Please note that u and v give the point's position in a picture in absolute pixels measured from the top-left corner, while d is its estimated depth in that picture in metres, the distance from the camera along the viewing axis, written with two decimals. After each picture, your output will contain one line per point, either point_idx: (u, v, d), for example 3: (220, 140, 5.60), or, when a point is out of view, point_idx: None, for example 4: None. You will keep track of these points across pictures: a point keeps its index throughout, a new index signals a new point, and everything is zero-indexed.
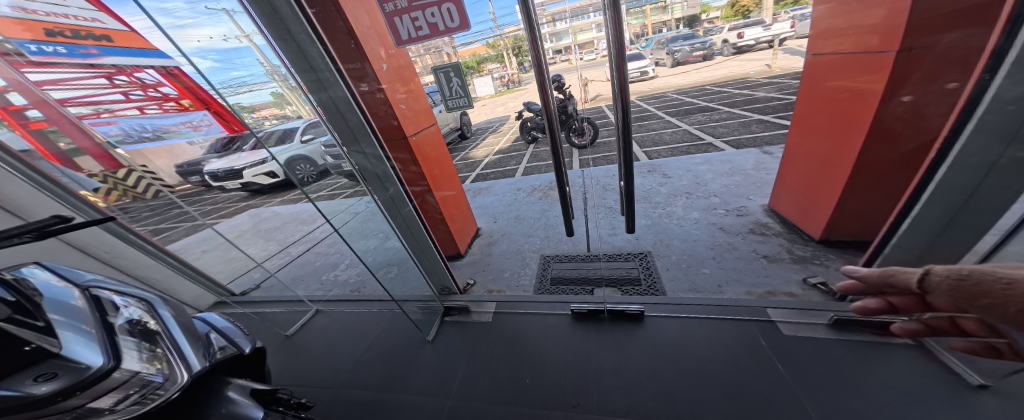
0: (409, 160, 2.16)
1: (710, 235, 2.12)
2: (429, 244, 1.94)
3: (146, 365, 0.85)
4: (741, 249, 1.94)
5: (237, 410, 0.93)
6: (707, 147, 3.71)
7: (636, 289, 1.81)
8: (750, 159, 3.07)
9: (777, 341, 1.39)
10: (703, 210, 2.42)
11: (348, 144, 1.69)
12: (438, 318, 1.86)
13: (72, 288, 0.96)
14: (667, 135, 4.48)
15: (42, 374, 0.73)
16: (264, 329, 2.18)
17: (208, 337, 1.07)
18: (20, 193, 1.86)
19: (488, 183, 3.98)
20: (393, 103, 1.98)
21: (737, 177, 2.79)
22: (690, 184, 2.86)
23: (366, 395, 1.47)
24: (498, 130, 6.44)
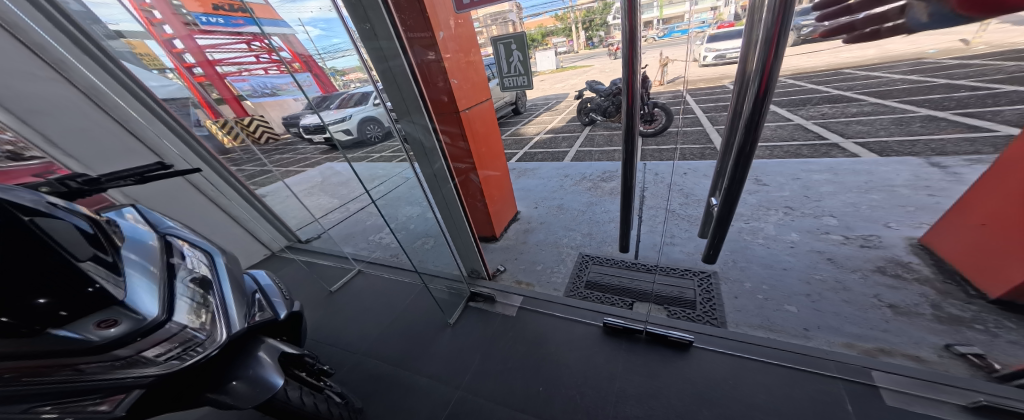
0: (458, 135, 2.09)
1: (810, 266, 1.69)
2: (465, 227, 1.87)
3: (192, 318, 0.98)
4: (854, 291, 1.50)
5: (260, 374, 1.00)
6: (829, 150, 3.00)
7: (687, 313, 1.54)
8: (902, 172, 2.36)
9: (876, 415, 1.05)
10: (806, 232, 1.96)
11: (400, 115, 1.66)
12: (461, 302, 1.85)
13: (151, 233, 1.18)
14: (766, 132, 3.72)
15: (102, 322, 0.85)
16: (314, 282, 2.45)
17: (252, 298, 1.22)
18: (154, 135, 2.30)
19: (535, 164, 3.81)
20: (450, 76, 1.89)
21: (875, 194, 2.17)
22: (793, 197, 2.32)
23: (384, 368, 1.54)
24: (553, 108, 6.08)
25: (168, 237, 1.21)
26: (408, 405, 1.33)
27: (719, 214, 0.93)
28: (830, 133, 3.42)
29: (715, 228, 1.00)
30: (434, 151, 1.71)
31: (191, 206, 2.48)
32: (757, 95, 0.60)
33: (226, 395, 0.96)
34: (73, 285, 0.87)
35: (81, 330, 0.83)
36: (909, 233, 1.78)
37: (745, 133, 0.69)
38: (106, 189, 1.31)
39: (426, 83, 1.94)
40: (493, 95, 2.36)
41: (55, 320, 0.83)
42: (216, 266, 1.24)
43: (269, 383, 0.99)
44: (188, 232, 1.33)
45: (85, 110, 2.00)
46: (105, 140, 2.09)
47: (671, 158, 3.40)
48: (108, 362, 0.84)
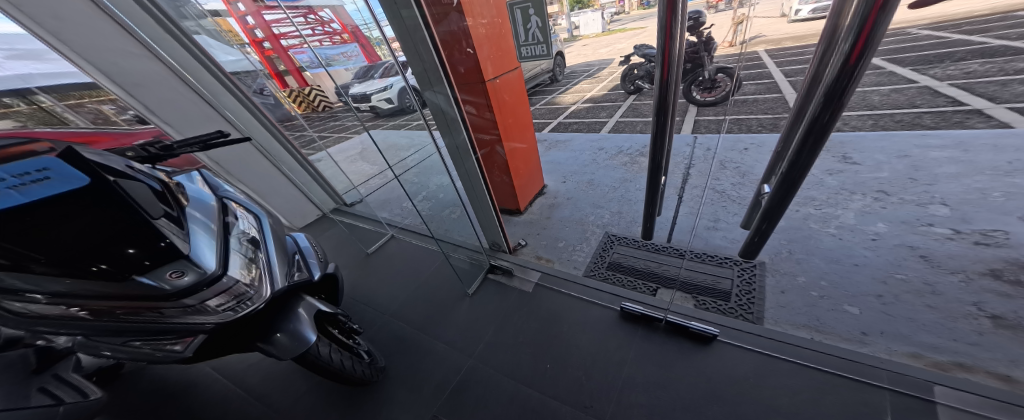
0: (483, 106, 2.01)
1: (890, 263, 1.43)
2: (486, 201, 1.87)
3: (243, 273, 1.13)
4: (947, 297, 1.24)
5: (297, 329, 1.13)
6: (965, 119, 2.38)
7: (718, 305, 1.41)
8: None
9: None
10: (898, 223, 1.62)
11: (424, 86, 1.63)
12: (481, 273, 1.90)
13: (213, 196, 1.33)
14: (873, 98, 3.06)
15: (173, 272, 1.02)
16: (356, 243, 2.68)
17: (293, 259, 1.36)
18: (235, 106, 2.59)
19: (567, 136, 3.60)
20: (477, 44, 1.78)
21: (1018, 179, 1.70)
22: (891, 180, 1.92)
23: (407, 330, 1.68)
24: (595, 76, 5.56)
25: (225, 199, 1.36)
26: (425, 367, 1.45)
27: (772, 203, 0.84)
28: (973, 96, 2.68)
29: (759, 218, 0.91)
30: (459, 123, 1.68)
31: (260, 168, 2.79)
32: (846, 65, 0.51)
33: (270, 346, 1.11)
34: (151, 238, 1.02)
35: (157, 278, 0.99)
36: None
37: (821, 106, 0.59)
38: (176, 155, 1.47)
39: (451, 51, 1.85)
40: (524, 63, 2.20)
41: (141, 268, 1.00)
42: (263, 227, 1.38)
43: (303, 337, 1.13)
44: (241, 195, 1.49)
45: (172, 83, 2.27)
46: (190, 107, 2.36)
47: (730, 132, 2.98)
48: (180, 308, 1.00)
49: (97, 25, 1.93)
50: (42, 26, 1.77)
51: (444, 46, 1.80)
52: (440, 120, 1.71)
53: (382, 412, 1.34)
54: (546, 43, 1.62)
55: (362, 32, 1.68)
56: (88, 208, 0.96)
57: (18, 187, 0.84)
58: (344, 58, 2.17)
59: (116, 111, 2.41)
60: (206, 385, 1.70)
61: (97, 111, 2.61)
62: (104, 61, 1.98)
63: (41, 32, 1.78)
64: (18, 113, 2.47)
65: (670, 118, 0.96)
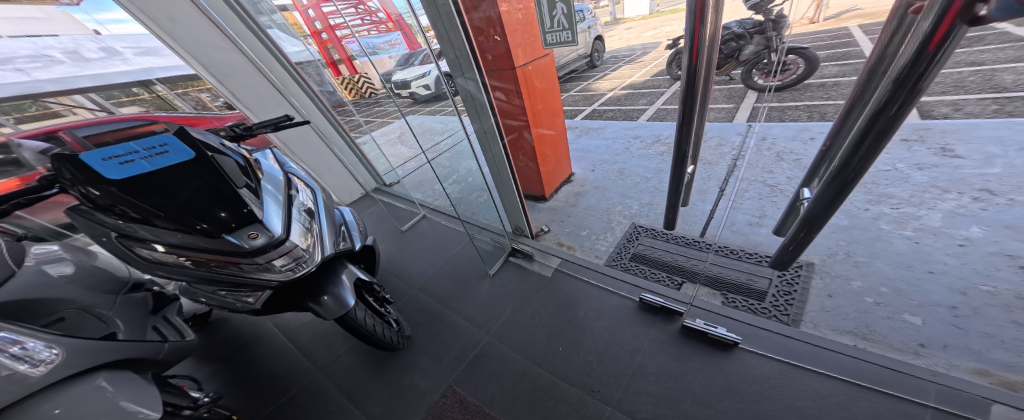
0: (513, 92, 2.02)
1: (973, 271, 1.22)
2: (512, 185, 1.91)
3: (302, 239, 1.28)
4: None
5: (338, 293, 1.29)
6: None
7: (750, 304, 1.32)
8: None
9: None
10: (1000, 227, 1.36)
11: (455, 73, 1.67)
12: (503, 255, 1.98)
13: (280, 172, 1.51)
14: (1004, 78, 2.49)
15: (251, 234, 1.18)
16: (393, 221, 2.90)
17: (340, 230, 1.52)
18: (298, 93, 2.90)
19: (601, 123, 3.48)
20: (509, 29, 1.78)
21: None
22: (1003, 177, 1.59)
23: (431, 304, 1.81)
24: (639, 60, 5.23)
25: (289, 175, 1.54)
26: (445, 339, 1.57)
27: (806, 216, 0.73)
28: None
29: (797, 226, 0.78)
30: (488, 109, 1.71)
31: (316, 148, 3.10)
32: (927, 48, 0.38)
33: (317, 305, 1.27)
34: (236, 205, 1.20)
35: (239, 237, 1.16)
36: None
37: (889, 92, 0.46)
38: (256, 135, 1.66)
39: (483, 37, 1.87)
40: (556, 48, 2.16)
41: (228, 228, 1.16)
42: (318, 200, 1.54)
43: (344, 301, 1.27)
44: (301, 171, 1.67)
45: (250, 72, 2.56)
46: (263, 94, 2.65)
47: (791, 120, 2.66)
48: (255, 264, 1.18)
49: (196, 23, 2.24)
50: (161, 27, 2.12)
51: (474, 34, 1.83)
52: (471, 106, 1.75)
53: (406, 376, 1.48)
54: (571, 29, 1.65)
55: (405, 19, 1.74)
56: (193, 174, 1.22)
57: (145, 159, 1.19)
58: (389, 47, 2.11)
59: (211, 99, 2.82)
60: (267, 338, 2.00)
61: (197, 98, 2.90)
62: (202, 55, 2.30)
63: (159, 31, 2.12)
64: (144, 101, 2.87)
65: (697, 103, 0.92)
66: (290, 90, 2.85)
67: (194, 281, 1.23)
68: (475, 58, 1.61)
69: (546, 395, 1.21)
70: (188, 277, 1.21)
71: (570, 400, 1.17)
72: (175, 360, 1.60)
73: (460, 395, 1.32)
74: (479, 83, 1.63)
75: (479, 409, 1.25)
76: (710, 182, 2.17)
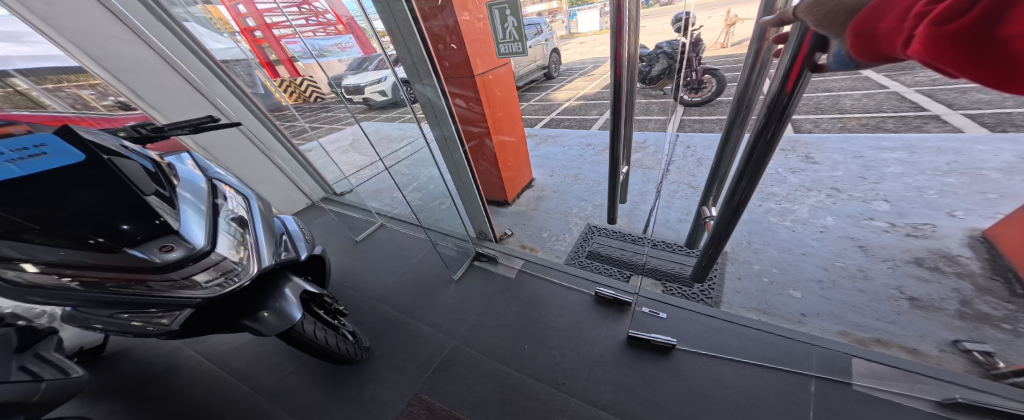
0: (473, 99, 2.06)
1: (831, 252, 1.59)
2: (474, 190, 1.95)
3: (232, 252, 1.14)
4: (876, 282, 1.41)
5: (283, 307, 1.17)
6: (923, 124, 2.57)
7: (683, 290, 1.54)
8: (1002, 153, 1.99)
9: (839, 399, 1.06)
10: (846, 217, 1.79)
11: (414, 78, 1.66)
12: (467, 259, 1.99)
13: (202, 176, 1.33)
14: (846, 102, 3.25)
15: (163, 246, 1.03)
16: (348, 231, 2.73)
17: (281, 240, 1.38)
18: (224, 93, 2.54)
19: (558, 131, 3.67)
20: (468, 38, 1.82)
21: (952, 178, 1.89)
22: (844, 178, 2.10)
23: (393, 314, 1.75)
24: (591, 73, 5.62)
25: (216, 181, 1.36)
26: (410, 348, 1.53)
27: (714, 234, 0.87)
28: (934, 103, 2.87)
29: (707, 244, 0.93)
30: (448, 116, 1.72)
31: (248, 155, 2.73)
32: (784, 90, 0.50)
33: (257, 324, 1.15)
34: (145, 215, 1.04)
35: (147, 251, 1.01)
36: (974, 224, 1.57)
37: (760, 126, 0.58)
38: (169, 137, 1.44)
39: (442, 44, 1.88)
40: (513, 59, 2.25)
41: (132, 241, 1.00)
42: (252, 209, 1.39)
43: (290, 315, 1.17)
44: (230, 176, 1.48)
45: (161, 69, 2.21)
46: (176, 92, 2.28)
47: (709, 132, 3.13)
48: (167, 282, 1.03)
49: (85, 9, 1.89)
50: (32, 11, 1.74)
51: (431, 42, 1.84)
52: (431, 112, 1.75)
53: (367, 389, 1.41)
54: (523, 41, 1.77)
55: (356, 24, 1.67)
56: (80, 179, 0.98)
57: (15, 161, 0.89)
58: (339, 50, 1.99)
59: (98, 97, 2.38)
60: (189, 367, 1.72)
61: (75, 96, 2.49)
62: (91, 45, 1.93)
63: (31, 17, 1.75)
64: None
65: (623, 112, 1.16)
66: (212, 88, 2.48)
67: (84, 305, 1.04)
68: (434, 64, 1.61)
69: (515, 390, 1.27)
70: (75, 301, 1.03)
71: (537, 396, 1.24)
72: (58, 401, 1.31)
73: (428, 402, 1.30)
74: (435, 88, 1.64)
75: (448, 413, 1.25)
76: (649, 185, 2.45)
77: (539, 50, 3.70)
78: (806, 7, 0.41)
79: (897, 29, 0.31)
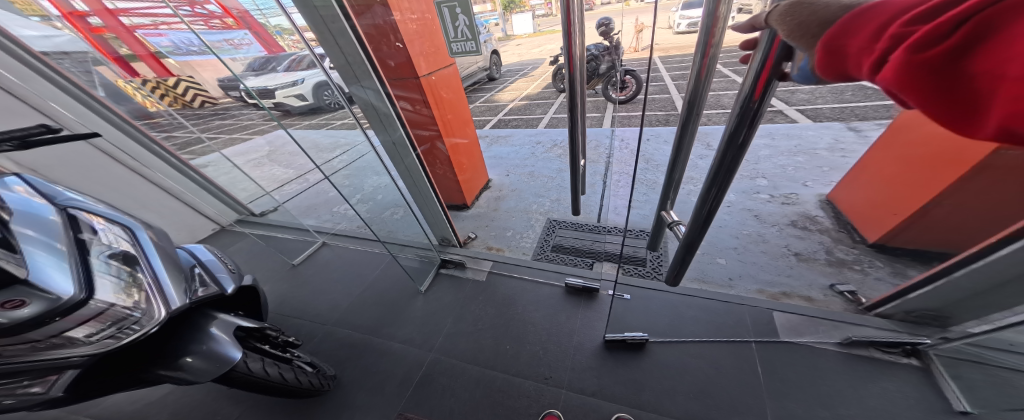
0: (419, 101, 1.96)
1: (739, 224, 1.93)
2: (432, 195, 1.88)
3: (121, 297, 0.88)
4: (771, 243, 1.76)
5: (215, 348, 0.96)
6: (774, 117, 3.23)
7: (638, 270, 1.71)
8: (826, 136, 2.64)
9: (769, 345, 1.28)
10: (743, 193, 2.17)
11: (348, 80, 1.51)
12: (433, 268, 1.92)
13: (50, 206, 0.96)
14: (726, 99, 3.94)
15: (8, 303, 0.73)
16: (282, 255, 2.37)
17: (193, 273, 1.11)
18: (55, 95, 1.92)
19: (508, 131, 3.72)
20: (407, 38, 1.72)
21: (801, 157, 2.44)
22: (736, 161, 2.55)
23: (355, 337, 1.59)
24: (529, 75, 5.82)
25: (70, 209, 0.99)
26: (382, 369, 1.41)
27: (686, 242, 0.83)
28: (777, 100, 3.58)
29: (680, 254, 0.89)
30: (394, 118, 1.61)
31: (106, 172, 2.16)
32: (754, 94, 0.49)
33: (181, 373, 0.92)
34: None
35: None
36: (820, 190, 2.06)
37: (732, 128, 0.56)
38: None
39: (379, 44, 1.75)
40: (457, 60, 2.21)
41: None
42: (142, 241, 1.05)
43: (226, 357, 0.97)
44: (96, 204, 1.11)
45: None
46: None
47: (636, 126, 3.50)
48: (27, 345, 0.77)
49: None
50: None
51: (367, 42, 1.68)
52: (371, 116, 1.61)
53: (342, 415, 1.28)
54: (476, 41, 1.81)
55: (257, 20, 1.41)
56: None
57: None
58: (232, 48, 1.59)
59: None
60: None
61: None
62: None
63: None
64: None
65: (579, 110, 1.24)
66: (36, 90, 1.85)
67: None
68: (374, 65, 1.49)
69: (504, 390, 1.27)
70: None
71: (527, 393, 1.25)
72: None
73: None
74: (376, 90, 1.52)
75: None
76: (597, 177, 2.65)
77: (481, 54, 3.67)
78: (780, 16, 0.43)
79: (869, 50, 0.37)
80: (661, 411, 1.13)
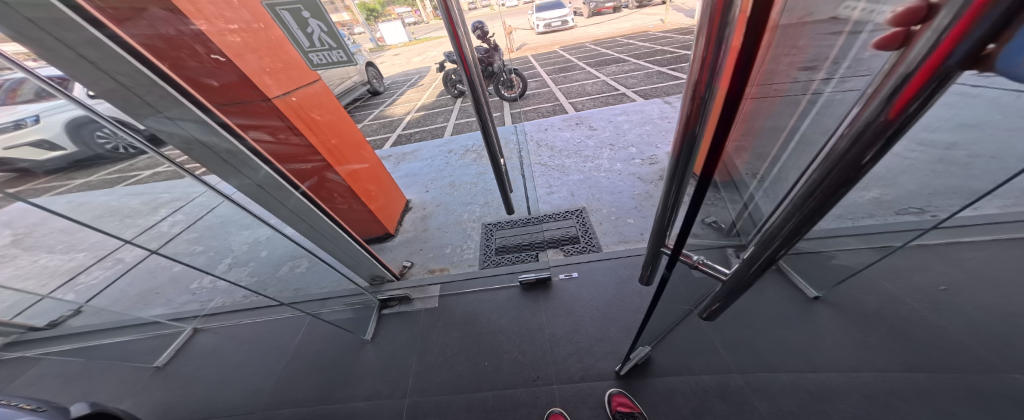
0: (281, 128, 1.56)
1: (632, 186, 2.27)
2: (340, 234, 1.58)
3: None
4: (655, 197, 2.12)
5: None
6: (622, 99, 3.74)
7: (575, 247, 1.86)
8: (659, 106, 3.32)
9: None
10: (625, 161, 2.56)
11: (138, 112, 1.07)
12: (374, 312, 1.69)
13: None
14: (590, 81, 4.57)
15: None
16: (130, 364, 1.71)
17: None
18: None
19: (413, 146, 3.51)
20: (231, 54, 1.30)
21: (650, 125, 3.00)
22: (613, 136, 2.97)
23: (303, 415, 1.38)
24: (419, 84, 5.65)
25: None
26: None
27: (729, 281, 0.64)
28: (620, 85, 4.16)
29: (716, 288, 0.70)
30: (247, 153, 1.25)
31: None
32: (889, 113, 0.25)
33: None
34: None
35: None
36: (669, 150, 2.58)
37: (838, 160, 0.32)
38: None
39: (180, 58, 1.27)
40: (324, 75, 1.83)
41: None
42: None
43: None
44: None
45: None
46: None
47: (531, 119, 3.77)
48: None
49: None
50: None
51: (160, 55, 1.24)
52: (202, 156, 1.23)
53: None
54: (344, 48, 1.41)
55: None
56: None
57: None
58: None
59: None
60: None
61: None
62: None
63: None
64: None
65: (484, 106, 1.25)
66: None
67: None
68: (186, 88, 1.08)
69: (499, 407, 1.25)
70: None
71: (523, 401, 1.26)
72: None
73: None
74: (205, 123, 1.12)
75: None
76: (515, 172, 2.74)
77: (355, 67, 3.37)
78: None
79: None
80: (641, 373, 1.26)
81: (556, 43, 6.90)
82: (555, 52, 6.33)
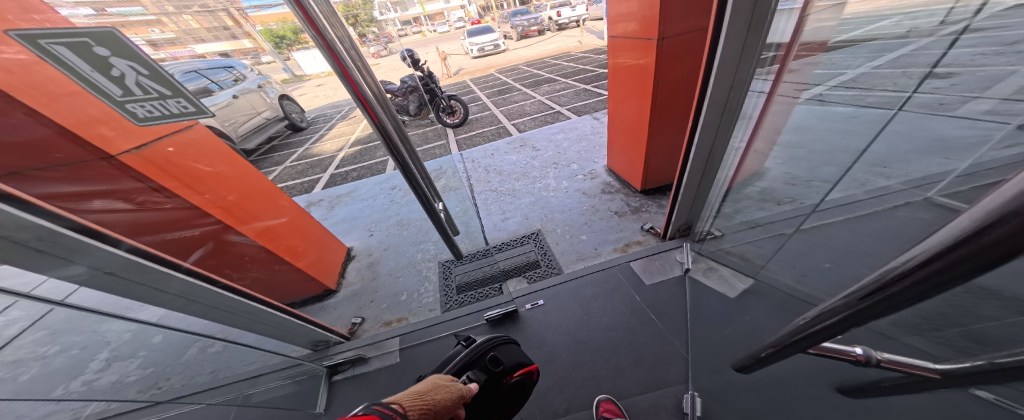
0: (142, 189, 1.28)
1: (579, 202, 2.40)
2: (252, 306, 1.34)
3: None
4: (601, 210, 2.26)
5: None
6: (557, 117, 4.01)
7: (537, 272, 1.87)
8: (591, 122, 3.63)
9: (646, 292, 1.64)
10: (570, 178, 2.71)
11: None
12: (324, 382, 1.48)
13: None
14: (526, 103, 4.84)
15: None
16: None
17: None
18: None
19: (350, 185, 3.27)
20: (39, 97, 1.04)
21: (586, 141, 3.25)
22: (555, 155, 3.15)
23: None
24: (350, 116, 5.35)
25: None
26: None
27: None
28: (554, 104, 4.48)
29: None
30: (76, 235, 0.89)
31: None
32: None
33: None
34: None
35: None
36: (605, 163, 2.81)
37: None
38: None
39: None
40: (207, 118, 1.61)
41: None
42: None
43: None
44: None
45: None
46: None
47: (475, 144, 3.83)
48: None
49: None
50: None
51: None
52: None
53: None
54: (183, 96, 1.27)
55: None
56: None
57: None
58: None
59: None
60: None
61: None
62: None
63: None
64: None
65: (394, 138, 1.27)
66: None
67: None
68: None
69: None
70: None
71: None
72: None
73: None
74: None
75: None
76: (466, 202, 2.72)
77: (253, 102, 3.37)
78: None
79: None
80: (621, 392, 1.29)
81: (489, 66, 7.23)
82: (490, 76, 6.61)
